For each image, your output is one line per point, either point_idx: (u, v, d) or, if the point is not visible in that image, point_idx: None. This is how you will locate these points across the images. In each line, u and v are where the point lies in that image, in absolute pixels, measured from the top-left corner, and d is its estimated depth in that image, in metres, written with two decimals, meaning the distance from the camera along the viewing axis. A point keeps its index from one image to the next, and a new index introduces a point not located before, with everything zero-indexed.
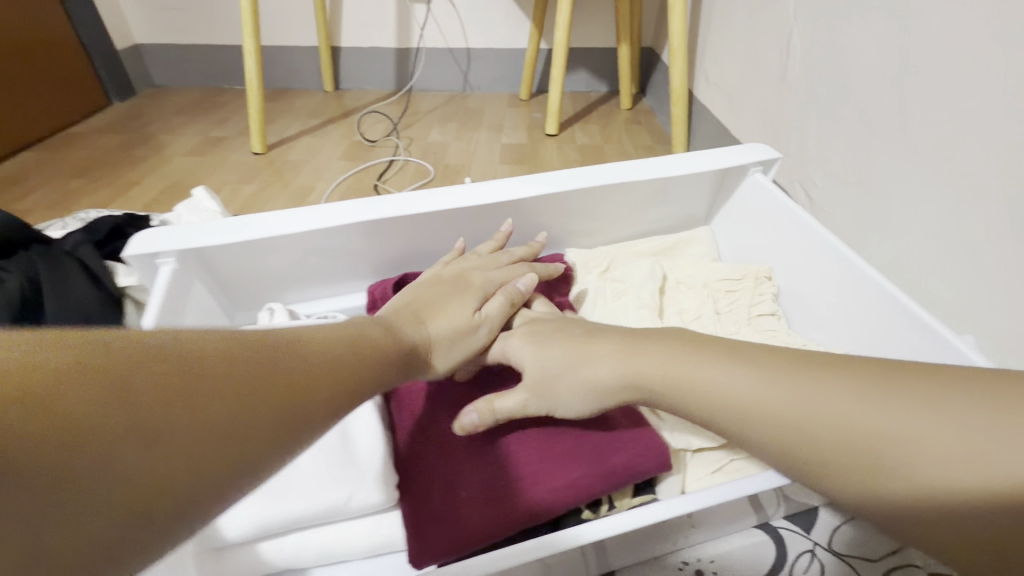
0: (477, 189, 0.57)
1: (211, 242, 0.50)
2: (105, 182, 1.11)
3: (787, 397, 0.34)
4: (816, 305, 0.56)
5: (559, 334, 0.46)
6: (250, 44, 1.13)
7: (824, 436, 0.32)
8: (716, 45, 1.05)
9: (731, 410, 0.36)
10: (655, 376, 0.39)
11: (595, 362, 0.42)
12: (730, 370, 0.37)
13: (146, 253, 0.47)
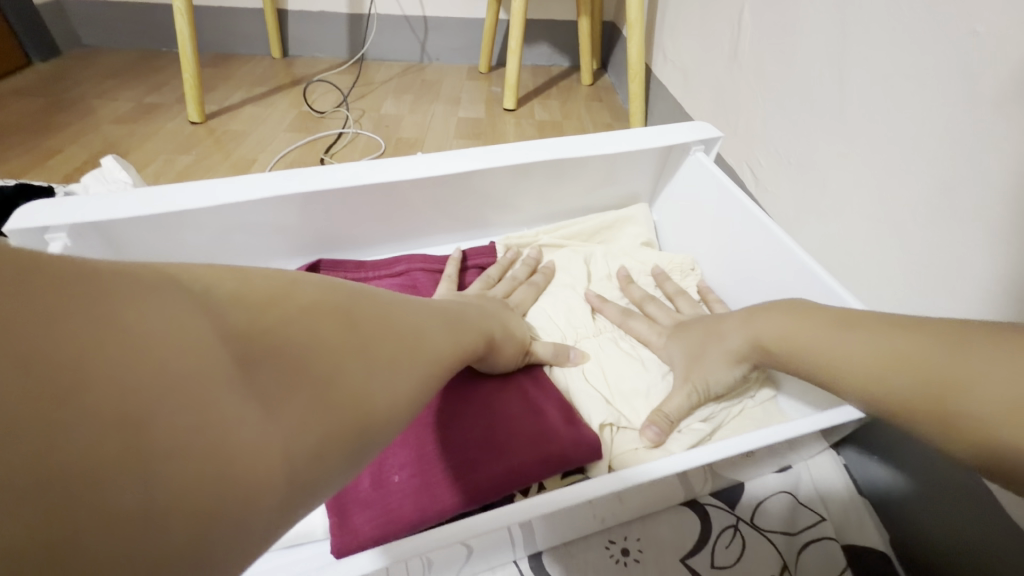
0: (409, 163, 0.54)
1: (108, 215, 0.46)
2: (22, 149, 1.02)
3: (879, 344, 0.35)
4: (744, 282, 0.57)
5: (699, 329, 0.50)
6: (180, 1, 1.04)
7: (903, 381, 0.33)
8: (673, 21, 1.03)
9: (818, 353, 0.38)
10: (766, 334, 0.42)
11: (726, 334, 0.46)
12: (828, 322, 0.38)
13: (33, 228, 0.43)
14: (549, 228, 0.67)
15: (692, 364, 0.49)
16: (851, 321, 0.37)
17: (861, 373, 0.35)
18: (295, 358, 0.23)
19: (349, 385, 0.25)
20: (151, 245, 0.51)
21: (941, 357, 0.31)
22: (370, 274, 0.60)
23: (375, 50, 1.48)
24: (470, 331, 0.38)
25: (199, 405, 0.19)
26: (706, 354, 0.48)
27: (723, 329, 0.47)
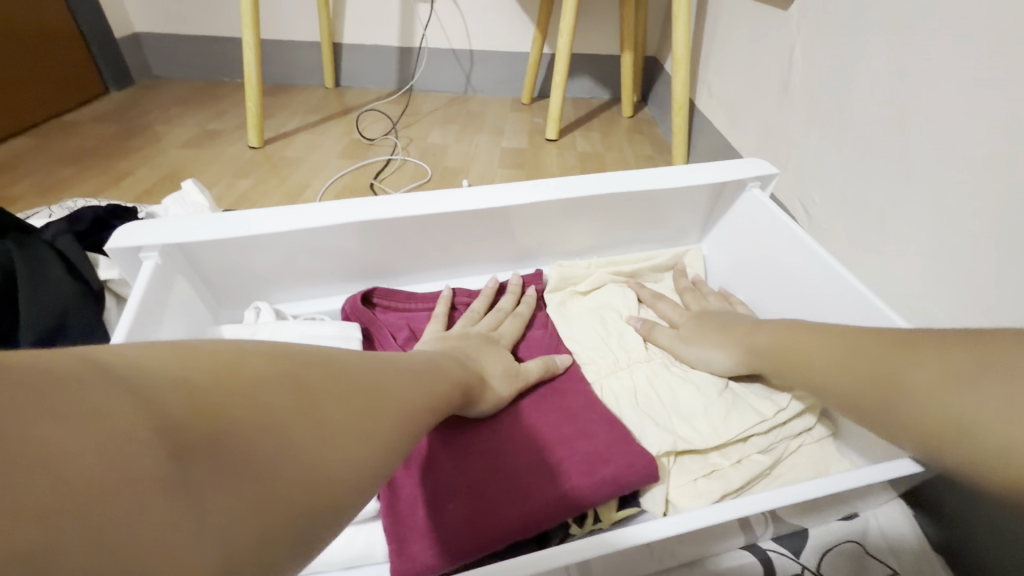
0: (469, 194, 0.56)
1: (194, 238, 0.49)
2: (99, 170, 1.10)
3: (855, 357, 0.39)
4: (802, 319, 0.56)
5: (715, 326, 0.54)
6: (250, 37, 1.11)
7: (868, 382, 0.37)
8: (719, 57, 1.04)
9: (807, 361, 0.43)
10: (770, 344, 0.47)
11: (727, 340, 0.52)
12: (823, 336, 0.42)
13: (129, 246, 0.46)
14: (593, 259, 0.67)
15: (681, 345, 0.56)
16: (844, 333, 0.41)
17: (839, 376, 0.40)
18: (327, 385, 0.26)
19: (360, 411, 0.27)
20: (225, 266, 0.54)
21: (897, 360, 0.35)
22: (419, 305, 0.60)
23: (422, 82, 1.54)
24: (458, 371, 0.41)
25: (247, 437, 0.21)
26: (703, 339, 0.54)
27: (730, 334, 0.52)
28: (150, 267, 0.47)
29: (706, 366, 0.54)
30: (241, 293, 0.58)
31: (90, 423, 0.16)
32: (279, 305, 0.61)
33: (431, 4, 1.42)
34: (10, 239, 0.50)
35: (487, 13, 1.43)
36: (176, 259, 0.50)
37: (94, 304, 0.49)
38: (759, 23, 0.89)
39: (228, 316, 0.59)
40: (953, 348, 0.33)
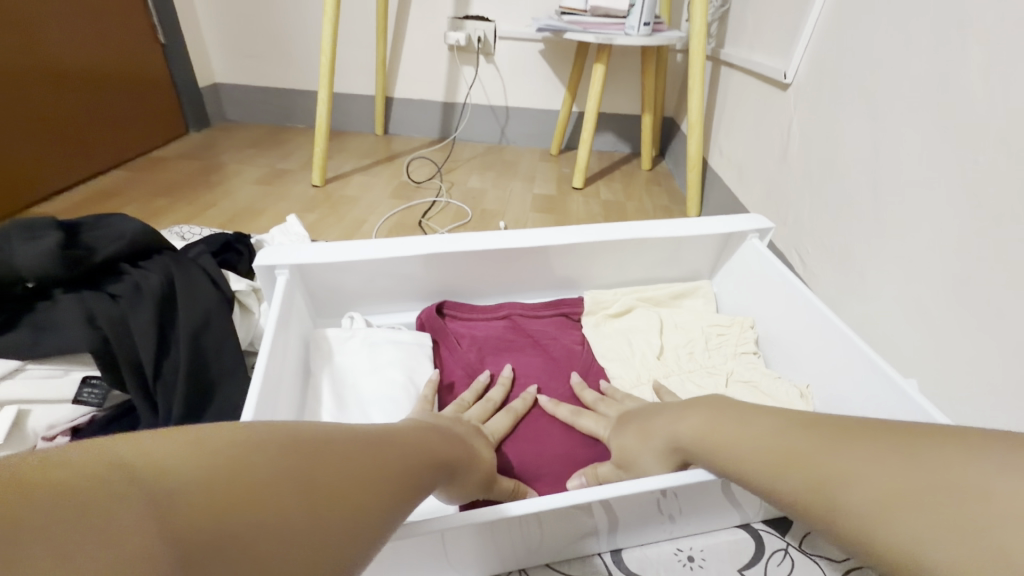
0: (518, 234, 0.68)
1: (312, 259, 0.62)
2: (186, 202, 1.27)
3: (765, 434, 0.36)
4: (795, 349, 0.67)
5: (641, 420, 0.51)
6: (324, 95, 1.28)
7: (781, 462, 0.34)
8: (729, 123, 1.20)
9: (731, 448, 0.38)
10: (701, 422, 0.42)
11: (658, 435, 0.47)
12: (747, 417, 0.39)
13: (269, 265, 0.59)
14: (627, 289, 0.78)
15: (625, 447, 0.51)
16: (762, 413, 0.39)
17: (766, 468, 0.35)
18: (375, 453, 0.32)
19: (394, 490, 0.31)
20: (330, 283, 0.68)
21: (821, 449, 0.32)
22: (480, 317, 0.75)
23: (462, 132, 1.73)
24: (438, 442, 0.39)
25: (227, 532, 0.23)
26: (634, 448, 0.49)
27: (655, 431, 0.47)
28: (283, 281, 0.60)
29: (649, 468, 0.48)
30: (337, 304, 0.71)
31: (204, 504, 0.22)
32: (370, 316, 0.75)
33: (475, 67, 1.61)
34: (166, 254, 0.63)
35: (523, 76, 1.62)
36: (297, 276, 0.64)
37: (228, 309, 0.62)
38: (763, 99, 1.04)
39: (326, 322, 0.72)
40: (888, 440, 0.30)
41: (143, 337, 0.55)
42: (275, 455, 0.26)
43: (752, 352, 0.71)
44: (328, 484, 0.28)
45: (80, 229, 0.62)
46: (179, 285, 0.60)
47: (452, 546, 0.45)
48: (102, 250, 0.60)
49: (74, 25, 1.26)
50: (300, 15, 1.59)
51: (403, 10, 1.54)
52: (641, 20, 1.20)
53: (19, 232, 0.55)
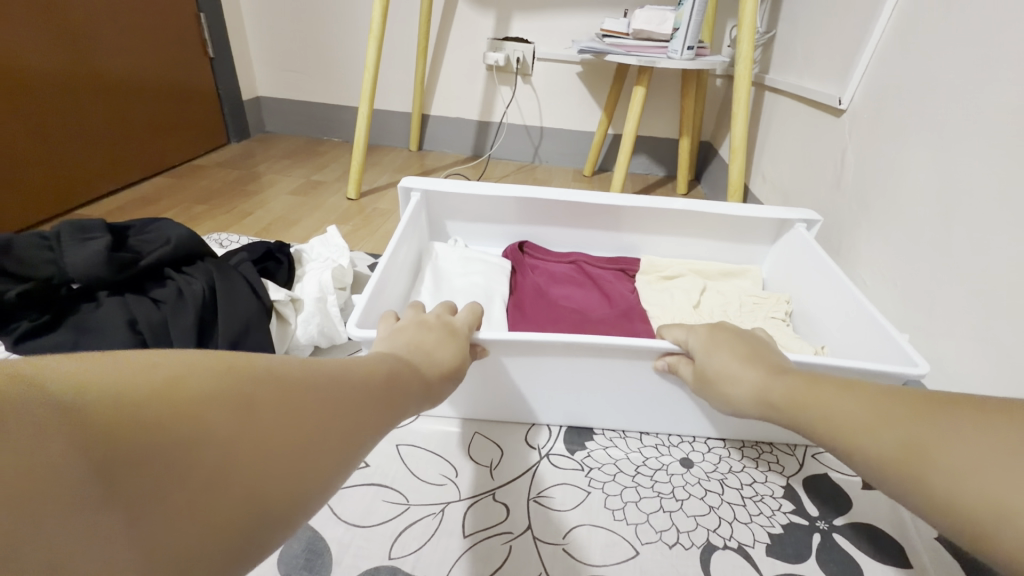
0: (585, 197, 0.82)
1: (442, 186, 0.80)
2: (222, 210, 1.27)
3: (832, 401, 0.36)
4: (819, 319, 0.74)
5: (732, 348, 0.47)
6: (364, 109, 1.29)
7: (856, 430, 0.33)
8: (774, 149, 1.17)
9: (823, 416, 0.36)
10: (804, 396, 0.38)
11: (737, 378, 0.44)
12: (834, 389, 0.37)
13: (410, 186, 0.79)
14: (682, 262, 0.89)
15: (702, 365, 0.47)
16: (847, 387, 0.37)
17: (855, 442, 0.33)
18: (272, 420, 0.26)
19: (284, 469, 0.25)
20: (451, 208, 0.87)
21: (917, 431, 0.31)
22: (554, 259, 0.89)
23: (495, 151, 1.73)
24: (331, 403, 0.29)
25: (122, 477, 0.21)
26: (717, 364, 0.46)
27: (752, 366, 0.44)
28: (416, 199, 0.79)
29: (728, 399, 0.44)
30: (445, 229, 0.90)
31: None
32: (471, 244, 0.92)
33: (512, 88, 1.62)
34: (209, 261, 0.63)
35: (560, 98, 1.62)
36: (425, 200, 0.83)
37: (267, 320, 0.60)
38: (813, 125, 1.01)
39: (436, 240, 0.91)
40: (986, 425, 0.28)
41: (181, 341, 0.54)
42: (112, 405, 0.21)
43: (780, 318, 0.78)
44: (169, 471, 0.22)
45: (130, 235, 0.63)
46: (221, 291, 0.59)
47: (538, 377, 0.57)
48: (147, 254, 0.60)
49: (129, 37, 1.30)
50: (343, 33, 1.62)
51: (444, 31, 1.57)
52: (685, 44, 1.19)
53: (73, 233, 0.57)
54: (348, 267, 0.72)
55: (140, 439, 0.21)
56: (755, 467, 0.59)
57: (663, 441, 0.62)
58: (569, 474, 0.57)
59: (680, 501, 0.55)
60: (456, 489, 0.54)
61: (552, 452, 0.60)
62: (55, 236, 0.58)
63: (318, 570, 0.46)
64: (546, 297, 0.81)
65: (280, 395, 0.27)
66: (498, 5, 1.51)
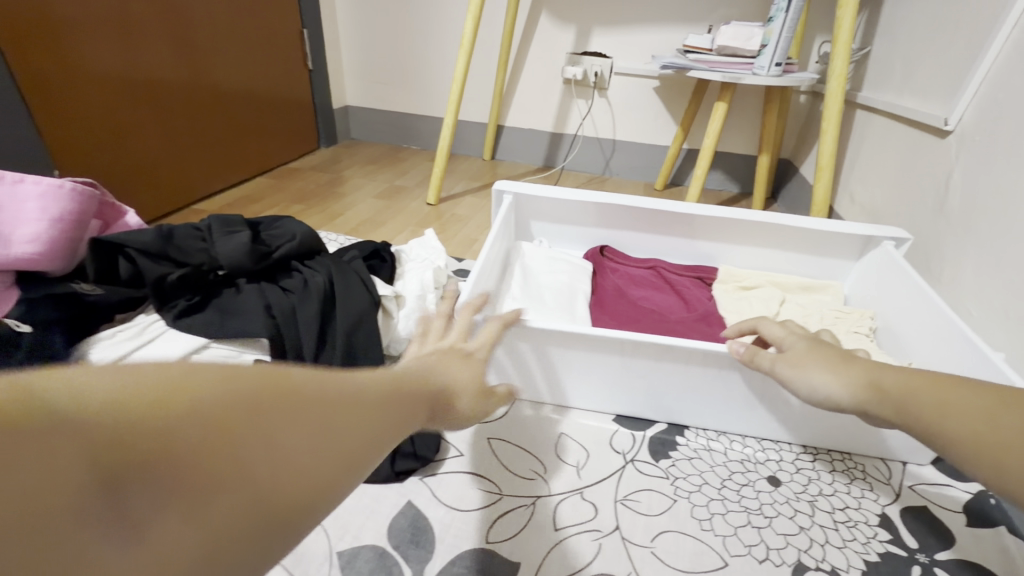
0: (668, 204, 0.84)
1: (532, 189, 0.85)
2: (316, 210, 1.38)
3: (941, 393, 0.34)
4: (908, 333, 0.71)
5: (827, 350, 0.45)
6: (449, 120, 1.36)
7: (961, 419, 0.32)
8: (865, 169, 1.13)
9: (929, 406, 0.34)
10: (900, 389, 0.37)
11: (837, 372, 0.42)
12: (938, 379, 0.35)
13: (504, 188, 0.84)
14: (763, 273, 0.88)
15: (781, 361, 0.47)
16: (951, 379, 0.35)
17: (964, 431, 0.31)
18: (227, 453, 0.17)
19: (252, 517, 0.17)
20: (538, 212, 0.91)
21: None
22: (631, 263, 0.90)
23: (568, 163, 1.76)
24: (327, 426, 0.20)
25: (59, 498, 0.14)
26: (808, 366, 0.44)
27: (852, 363, 0.41)
28: (507, 199, 0.84)
29: (818, 392, 0.43)
30: (529, 231, 0.94)
31: None
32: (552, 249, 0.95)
33: (588, 101, 1.65)
34: (326, 257, 0.70)
35: (634, 111, 1.63)
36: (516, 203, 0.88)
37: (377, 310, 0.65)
38: (913, 145, 0.97)
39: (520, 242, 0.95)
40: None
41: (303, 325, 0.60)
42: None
43: (864, 333, 0.75)
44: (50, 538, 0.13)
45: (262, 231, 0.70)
46: (339, 283, 0.65)
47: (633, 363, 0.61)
48: (277, 247, 0.68)
49: (244, 50, 1.44)
50: (429, 47, 1.71)
51: (524, 45, 1.62)
52: (773, 60, 1.17)
53: (220, 227, 0.66)
54: (444, 268, 0.77)
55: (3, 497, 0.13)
56: (848, 492, 0.58)
57: (749, 456, 0.62)
58: (654, 481, 0.58)
59: (769, 518, 0.55)
60: (546, 484, 0.57)
61: (637, 458, 0.61)
62: (206, 228, 0.67)
63: (423, 544, 0.50)
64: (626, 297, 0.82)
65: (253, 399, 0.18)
66: (579, 21, 1.54)
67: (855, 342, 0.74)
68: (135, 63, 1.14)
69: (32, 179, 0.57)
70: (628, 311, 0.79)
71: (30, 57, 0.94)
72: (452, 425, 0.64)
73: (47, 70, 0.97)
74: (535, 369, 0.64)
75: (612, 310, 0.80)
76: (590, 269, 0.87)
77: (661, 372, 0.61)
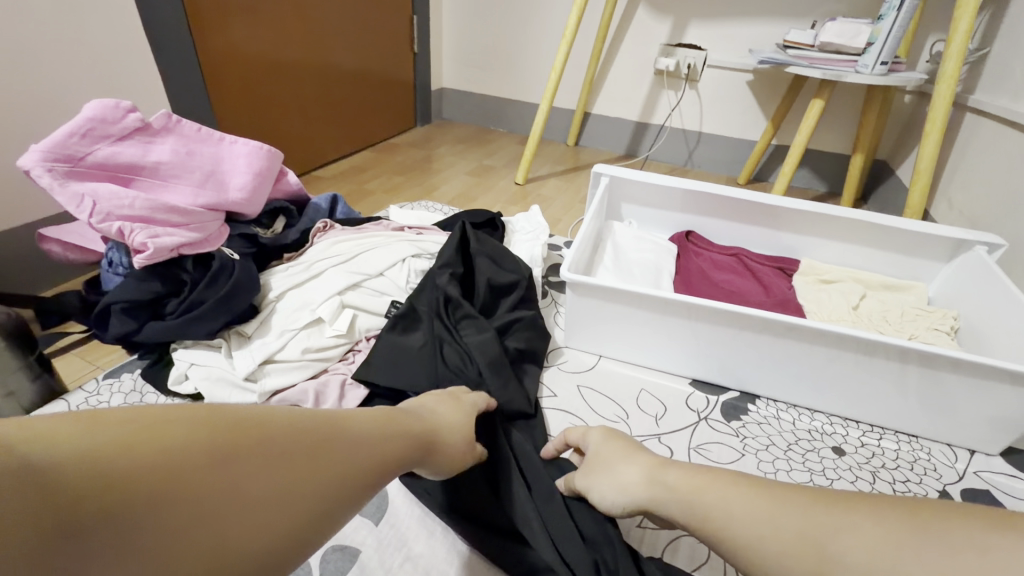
0: (757, 196, 0.89)
1: (627, 172, 0.93)
2: (416, 183, 1.52)
3: (770, 505, 0.38)
4: (992, 336, 0.73)
5: (622, 452, 0.50)
6: (545, 106, 1.45)
7: (787, 543, 0.36)
8: (968, 175, 1.11)
9: (721, 507, 0.40)
10: (715, 495, 0.41)
11: (628, 469, 0.47)
12: (730, 482, 0.41)
13: (602, 170, 0.93)
14: (845, 269, 0.91)
15: (595, 464, 0.51)
16: (741, 479, 0.41)
17: (788, 551, 0.36)
18: (298, 468, 0.33)
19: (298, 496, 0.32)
20: (629, 195, 0.98)
21: (841, 539, 0.34)
22: (715, 249, 0.95)
23: (652, 154, 1.81)
24: (346, 460, 0.36)
25: (241, 452, 0.31)
26: (599, 473, 0.49)
27: (636, 457, 0.48)
28: (604, 180, 0.92)
29: (612, 493, 0.47)
30: (618, 212, 1.02)
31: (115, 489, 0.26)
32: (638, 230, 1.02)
33: (677, 92, 1.68)
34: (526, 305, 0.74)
35: (724, 105, 1.64)
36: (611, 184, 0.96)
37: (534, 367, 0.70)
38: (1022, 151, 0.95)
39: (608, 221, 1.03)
40: (879, 516, 0.34)
41: (502, 378, 0.62)
42: (194, 438, 0.30)
43: (945, 332, 0.78)
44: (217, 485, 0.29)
45: (492, 261, 0.75)
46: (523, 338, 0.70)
47: (715, 333, 0.68)
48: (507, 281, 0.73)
49: (365, 37, 1.60)
50: (526, 34, 1.80)
51: (619, 36, 1.67)
52: (878, 59, 1.16)
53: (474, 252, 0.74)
54: (547, 240, 0.87)
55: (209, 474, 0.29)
56: (910, 469, 0.63)
57: (816, 428, 0.68)
58: (724, 436, 0.66)
59: (830, 479, 0.61)
60: (628, 427, 0.67)
61: (710, 417, 0.69)
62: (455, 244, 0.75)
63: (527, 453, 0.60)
64: (708, 279, 0.89)
65: (302, 438, 0.34)
66: (677, 13, 1.57)
67: (934, 339, 0.77)
68: (281, 44, 1.32)
69: (243, 141, 0.72)
70: (709, 289, 0.86)
71: (206, 34, 1.12)
72: (548, 372, 0.75)
73: (218, 46, 1.15)
74: (625, 331, 0.73)
75: (693, 289, 0.86)
76: (674, 251, 0.94)
77: (742, 342, 0.68)
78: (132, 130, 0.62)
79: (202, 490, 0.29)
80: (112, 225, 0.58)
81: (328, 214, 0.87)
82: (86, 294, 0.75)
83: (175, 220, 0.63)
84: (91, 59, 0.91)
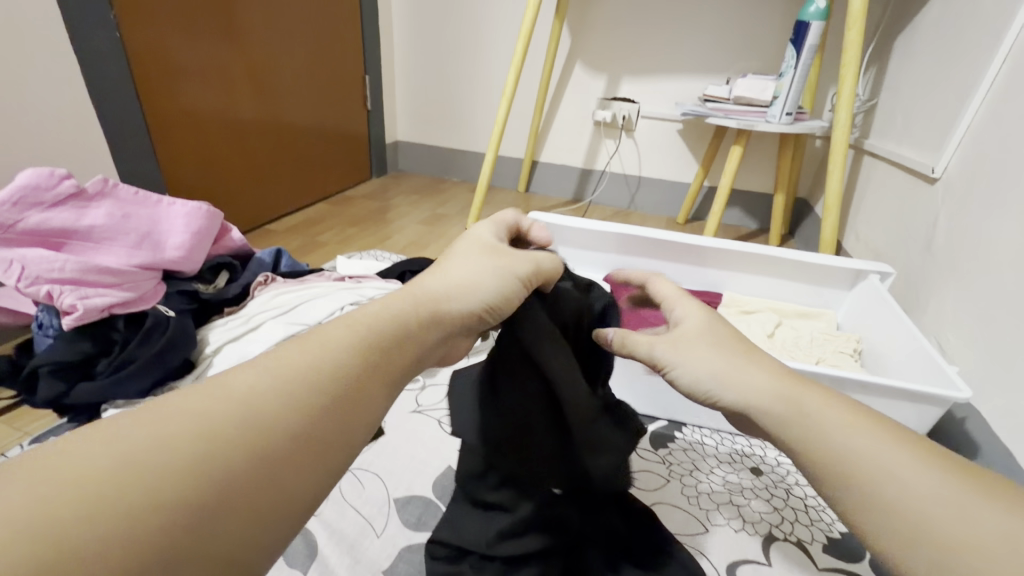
0: (679, 236, 0.97)
1: (560, 218, 0.99)
2: (369, 233, 1.56)
3: (935, 485, 0.30)
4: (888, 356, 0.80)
5: (738, 348, 0.42)
6: (489, 157, 1.53)
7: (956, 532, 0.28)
8: (869, 211, 1.23)
9: (844, 437, 0.33)
10: (871, 453, 0.32)
11: (748, 370, 0.40)
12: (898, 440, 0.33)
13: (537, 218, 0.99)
14: (763, 300, 0.98)
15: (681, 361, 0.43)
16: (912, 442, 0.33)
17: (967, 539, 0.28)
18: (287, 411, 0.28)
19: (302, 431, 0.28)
20: (565, 239, 1.05)
21: None
22: None
23: (596, 197, 1.91)
24: (339, 355, 0.31)
25: (196, 417, 0.25)
26: (697, 352, 0.42)
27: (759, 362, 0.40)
28: None
29: (714, 385, 0.40)
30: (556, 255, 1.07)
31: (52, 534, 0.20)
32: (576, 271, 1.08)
33: (616, 141, 1.81)
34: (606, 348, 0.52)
35: (658, 151, 1.77)
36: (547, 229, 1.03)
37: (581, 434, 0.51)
38: (907, 189, 1.07)
39: None
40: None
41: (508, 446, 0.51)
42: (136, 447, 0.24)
43: (848, 354, 0.85)
44: (202, 472, 0.24)
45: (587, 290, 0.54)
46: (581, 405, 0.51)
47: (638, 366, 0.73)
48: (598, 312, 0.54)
49: (318, 97, 1.67)
50: (475, 90, 1.92)
51: (559, 90, 1.79)
52: (783, 110, 1.30)
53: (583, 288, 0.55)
54: None
55: (169, 475, 0.23)
56: None
57: (737, 451, 0.73)
58: (652, 464, 0.70)
59: (748, 499, 0.65)
60: None
61: (639, 446, 0.73)
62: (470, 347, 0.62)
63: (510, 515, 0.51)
64: None
65: (269, 382, 0.29)
66: (610, 70, 1.72)
67: (838, 361, 0.84)
68: (233, 105, 1.37)
69: (182, 203, 0.75)
70: None
71: (153, 97, 1.15)
72: None
73: (169, 109, 1.20)
74: None
75: None
76: None
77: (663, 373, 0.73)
78: (66, 196, 0.65)
79: (187, 485, 0.23)
80: (40, 288, 0.60)
81: (271, 268, 0.89)
82: (17, 358, 0.74)
83: (107, 281, 0.64)
84: (34, 127, 0.93)
